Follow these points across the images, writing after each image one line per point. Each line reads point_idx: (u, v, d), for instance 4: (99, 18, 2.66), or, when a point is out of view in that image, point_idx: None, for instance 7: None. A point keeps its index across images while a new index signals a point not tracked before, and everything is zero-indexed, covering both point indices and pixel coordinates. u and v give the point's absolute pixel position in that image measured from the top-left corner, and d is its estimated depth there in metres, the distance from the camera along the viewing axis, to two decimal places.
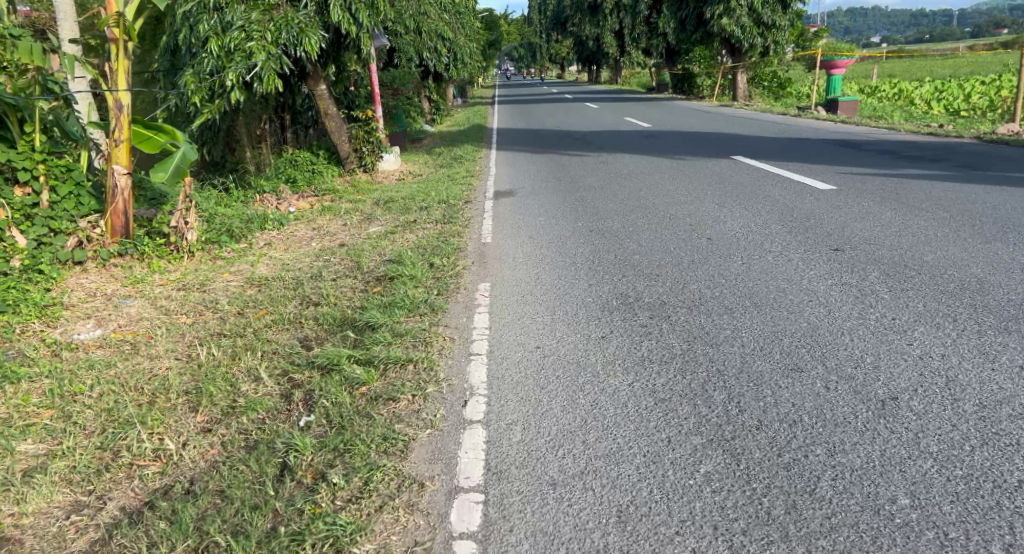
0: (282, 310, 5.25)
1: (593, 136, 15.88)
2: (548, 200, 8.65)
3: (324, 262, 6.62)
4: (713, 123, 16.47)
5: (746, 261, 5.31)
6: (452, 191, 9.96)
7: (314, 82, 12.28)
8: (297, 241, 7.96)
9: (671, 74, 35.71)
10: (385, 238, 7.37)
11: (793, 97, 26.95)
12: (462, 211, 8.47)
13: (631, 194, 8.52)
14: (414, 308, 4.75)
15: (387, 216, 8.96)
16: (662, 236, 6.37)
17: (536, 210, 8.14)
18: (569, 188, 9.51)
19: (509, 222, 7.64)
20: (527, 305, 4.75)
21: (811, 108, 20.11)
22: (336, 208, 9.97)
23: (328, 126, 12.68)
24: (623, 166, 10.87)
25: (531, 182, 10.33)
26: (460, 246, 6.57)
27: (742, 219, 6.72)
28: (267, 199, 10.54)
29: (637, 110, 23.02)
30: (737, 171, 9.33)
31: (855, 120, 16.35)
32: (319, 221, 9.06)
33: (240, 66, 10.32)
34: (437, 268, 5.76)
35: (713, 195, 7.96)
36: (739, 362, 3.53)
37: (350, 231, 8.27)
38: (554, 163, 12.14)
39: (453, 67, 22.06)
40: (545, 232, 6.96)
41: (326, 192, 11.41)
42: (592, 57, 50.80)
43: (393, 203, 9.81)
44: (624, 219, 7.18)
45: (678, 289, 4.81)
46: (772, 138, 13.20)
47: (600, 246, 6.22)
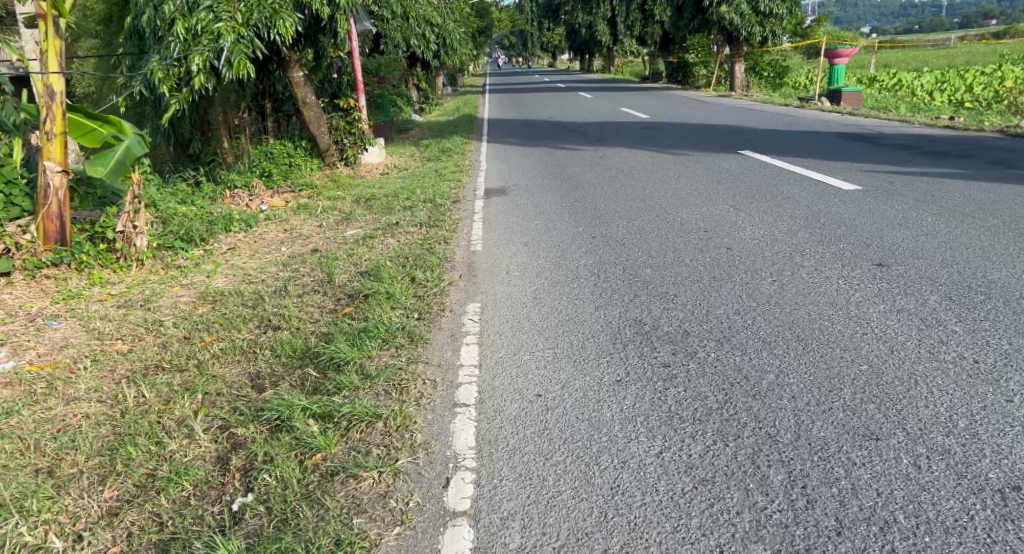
0: (234, 334, 4.50)
1: (589, 128, 15.10)
2: (544, 200, 7.91)
3: (291, 274, 5.85)
4: (713, 115, 15.70)
5: (777, 278, 4.58)
6: (438, 188, 9.18)
7: (291, 68, 11.44)
8: (265, 244, 7.18)
9: (665, 63, 34.94)
10: (363, 244, 6.60)
11: (792, 87, 26.26)
12: (449, 211, 7.71)
13: (635, 194, 7.79)
14: (388, 337, 4.00)
15: (368, 216, 8.18)
16: (675, 245, 5.63)
17: (532, 211, 7.40)
18: (565, 185, 8.76)
19: (502, 225, 6.87)
20: (522, 334, 4.01)
21: (813, 99, 19.37)
22: (312, 206, 9.20)
23: (307, 117, 11.86)
24: (623, 161, 10.13)
25: (525, 178, 9.58)
26: (446, 255, 5.82)
27: (763, 225, 5.99)
28: (237, 198, 9.77)
29: (633, 100, 22.24)
30: (749, 168, 8.58)
31: (862, 112, 15.62)
32: (292, 222, 8.28)
33: (208, 50, 9.50)
34: (418, 283, 5.01)
35: (726, 196, 7.22)
36: (792, 423, 2.79)
37: (324, 234, 7.50)
38: (549, 157, 11.37)
39: (442, 54, 21.20)
40: (541, 238, 6.21)
41: (303, 188, 10.63)
42: (585, 46, 49.85)
43: (375, 201, 9.03)
44: (629, 224, 6.44)
45: (701, 314, 4.08)
46: (780, 131, 12.45)
47: (604, 257, 5.47)
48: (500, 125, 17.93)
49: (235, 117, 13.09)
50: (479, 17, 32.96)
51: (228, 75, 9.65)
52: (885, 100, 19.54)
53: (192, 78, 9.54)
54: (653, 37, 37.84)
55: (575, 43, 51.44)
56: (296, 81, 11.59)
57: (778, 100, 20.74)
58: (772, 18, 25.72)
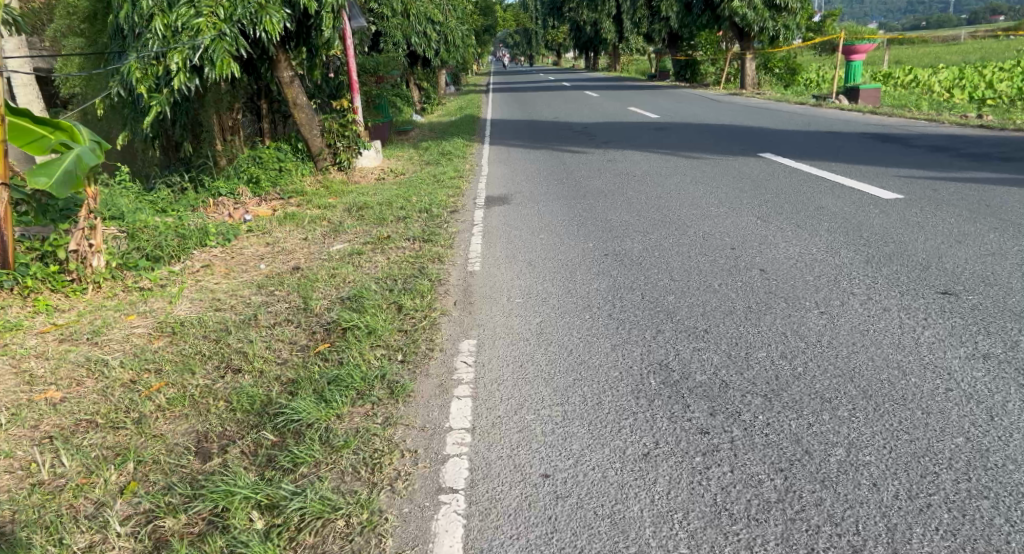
0: (187, 378, 3.84)
1: (597, 129, 14.43)
2: (551, 211, 7.23)
3: (263, 299, 5.20)
4: (727, 115, 15.00)
5: (824, 310, 3.90)
6: (435, 196, 8.51)
7: (281, 67, 10.80)
8: (243, 261, 6.55)
9: (673, 61, 34.26)
10: (348, 263, 5.95)
11: (805, 85, 25.52)
12: (446, 223, 7.06)
13: (651, 203, 7.11)
14: (363, 389, 3.34)
15: (357, 228, 7.53)
16: (700, 265, 4.95)
17: (537, 223, 6.75)
18: (573, 193, 8.09)
19: (503, 240, 6.21)
20: (525, 383, 3.34)
21: (830, 97, 18.64)
22: (300, 216, 8.58)
23: (298, 119, 11.20)
24: (634, 166, 9.45)
25: (529, 184, 8.92)
26: (439, 277, 5.16)
27: (797, 241, 5.31)
28: (221, 206, 9.16)
29: (640, 99, 21.56)
30: (773, 174, 7.89)
31: (883, 110, 14.89)
32: (276, 235, 7.63)
33: (188, 47, 8.88)
34: (404, 314, 4.35)
35: (751, 207, 6.54)
36: (881, 532, 2.13)
37: (309, 250, 6.85)
38: (554, 160, 10.70)
39: (444, 52, 20.58)
40: (548, 256, 5.55)
41: (292, 196, 10.00)
42: (590, 44, 49.15)
43: (367, 211, 8.38)
44: (646, 239, 5.77)
45: (739, 358, 3.40)
46: (800, 131, 11.73)
47: (620, 280, 4.80)
48: (503, 126, 17.26)
49: (225, 119, 12.48)
50: (482, 15, 32.28)
51: (210, 75, 9.01)
52: (903, 98, 18.83)
53: (171, 78, 8.91)
54: (660, 34, 37.11)
55: (580, 40, 50.68)
56: (287, 81, 10.94)
57: (792, 98, 20.04)
58: (784, 13, 24.94)
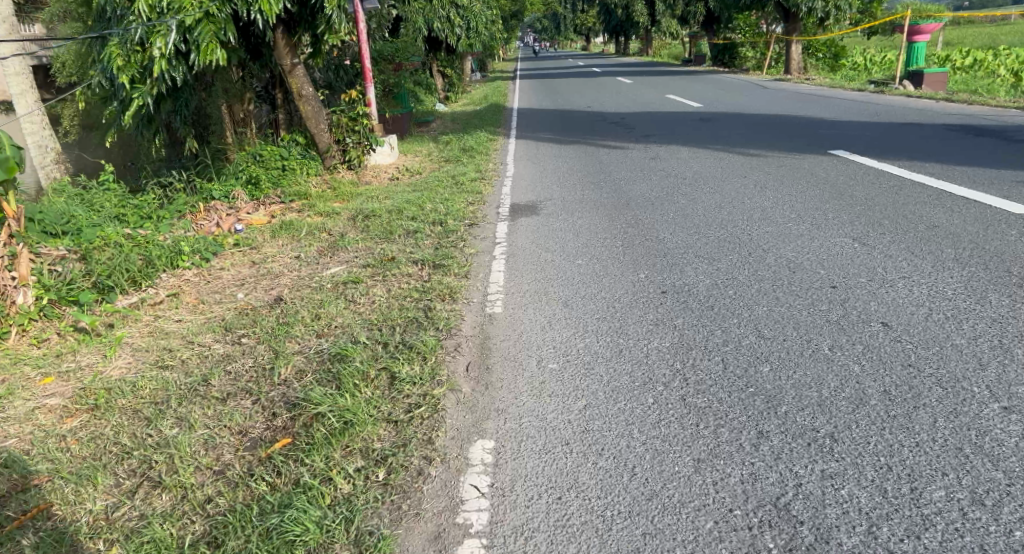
0: (84, 494, 2.71)
1: (634, 120, 13.17)
2: (590, 229, 6.05)
3: (223, 349, 4.05)
4: (779, 104, 13.61)
5: (1011, 405, 2.63)
6: (453, 205, 7.35)
7: (281, 53, 9.73)
8: (221, 287, 5.48)
9: (710, 46, 32.76)
10: (340, 298, 4.82)
11: (855, 70, 23.93)
12: (463, 242, 5.89)
13: (711, 221, 5.88)
14: (322, 547, 2.22)
15: (360, 244, 6.39)
16: (796, 315, 3.73)
17: (573, 245, 5.58)
18: (614, 204, 6.88)
19: (531, 268, 5.07)
20: (569, 539, 2.22)
21: (888, 82, 17.14)
22: (297, 225, 7.52)
23: (304, 112, 10.09)
24: (683, 169, 8.17)
25: (562, 189, 7.72)
26: (451, 328, 4.01)
27: (920, 277, 4.04)
28: (212, 212, 8.16)
29: (678, 86, 20.22)
30: (858, 181, 6.60)
31: (956, 98, 13.40)
32: (265, 251, 6.52)
33: (171, 30, 7.78)
34: (397, 390, 3.20)
35: (840, 226, 5.28)
36: None
37: (298, 273, 5.72)
38: (589, 158, 9.48)
39: (469, 37, 19.41)
40: (591, 295, 4.37)
41: (295, 199, 8.96)
42: (622, 28, 47.68)
43: (376, 221, 7.25)
44: (715, 273, 4.55)
45: (903, 499, 2.22)
46: (869, 124, 10.35)
47: (689, 338, 3.61)
48: (532, 116, 16.06)
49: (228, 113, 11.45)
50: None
51: (197, 61, 7.90)
52: (969, 84, 17.21)
53: (153, 65, 7.82)
54: (696, 17, 35.58)
55: (611, 23, 49.18)
56: (292, 70, 9.86)
57: (844, 84, 18.55)
58: None
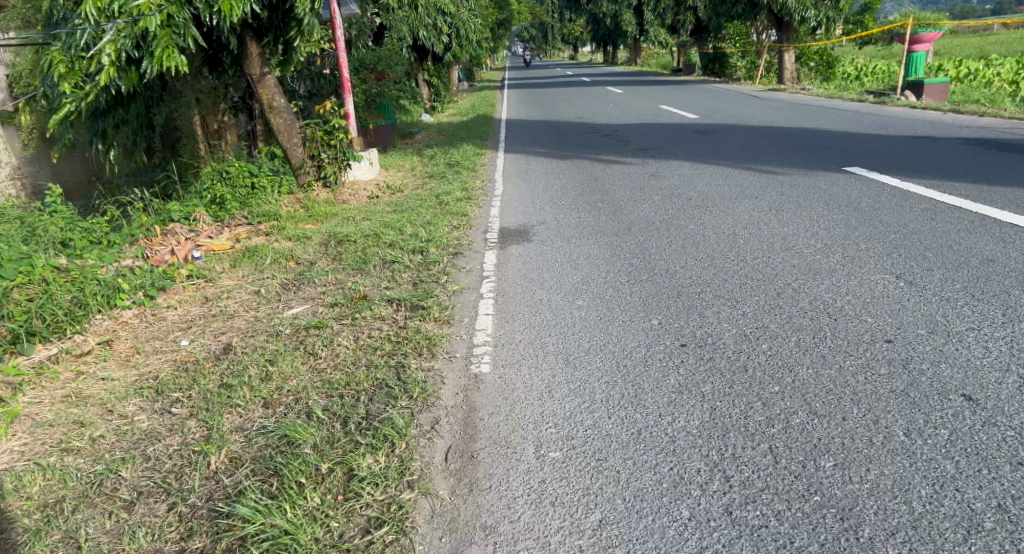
0: None
1: (628, 132, 12.53)
2: (590, 260, 5.36)
3: (145, 421, 3.29)
4: (780, 116, 13.02)
5: None
6: (435, 229, 6.64)
7: (252, 64, 9.09)
8: (163, 331, 4.73)
9: (700, 55, 32.41)
10: (299, 349, 4.08)
11: (849, 80, 23.49)
12: (444, 276, 5.17)
13: (727, 251, 5.19)
14: None
15: (329, 277, 5.67)
16: (851, 383, 3.02)
17: (573, 280, 4.87)
18: (615, 229, 6.18)
19: (525, 311, 4.37)
20: None
21: (887, 92, 16.63)
22: (262, 252, 6.78)
23: (275, 124, 9.38)
24: (687, 189, 7.51)
25: (556, 211, 7.01)
26: (427, 395, 3.27)
27: (993, 330, 3.36)
28: (169, 237, 7.42)
29: (670, 96, 19.66)
30: (885, 204, 5.94)
31: (964, 108, 12.83)
32: (222, 285, 5.78)
33: (122, 36, 7.02)
34: (353, 497, 2.47)
35: (877, 260, 4.60)
36: None
37: (255, 313, 4.99)
38: (583, 176, 8.81)
39: (456, 45, 18.78)
40: (596, 350, 3.66)
41: (262, 220, 8.27)
42: (611, 38, 47.42)
43: (349, 247, 6.53)
44: (744, 321, 3.84)
45: None
46: (880, 137, 9.73)
47: (723, 414, 2.90)
48: (521, 127, 15.40)
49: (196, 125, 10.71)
50: (498, 8, 30.56)
51: (151, 69, 7.13)
52: (970, 94, 16.73)
53: (99, 73, 7.07)
54: (686, 26, 35.30)
55: (600, 33, 48.98)
56: (262, 79, 9.25)
57: (842, 95, 18.05)
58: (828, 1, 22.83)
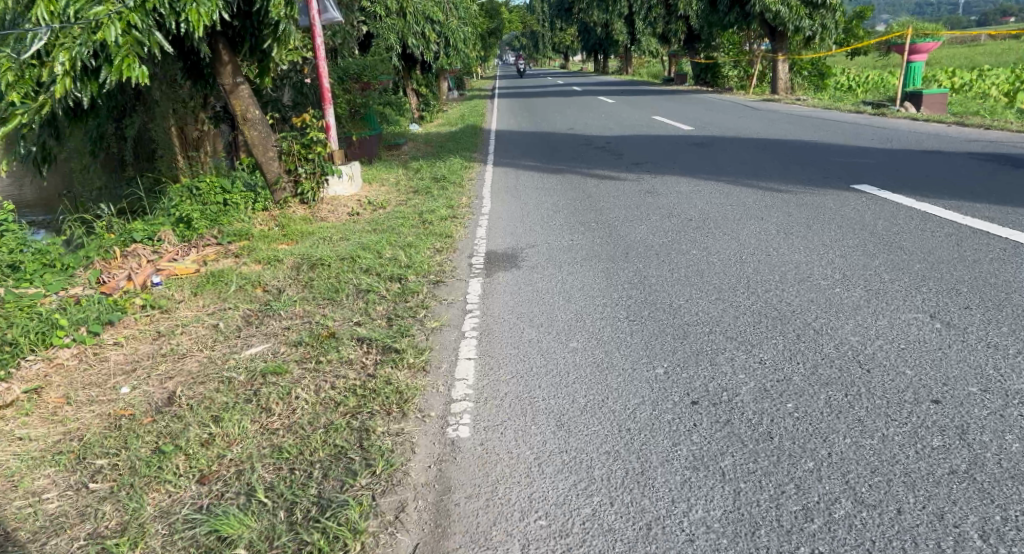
0: None
1: (622, 144, 12.08)
2: (585, 290, 4.85)
3: (55, 502, 2.78)
4: (779, 127, 12.60)
5: None
6: (416, 252, 6.13)
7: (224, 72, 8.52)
8: (104, 375, 4.20)
9: (692, 64, 32.14)
10: (251, 402, 3.55)
11: (844, 90, 23.19)
12: (423, 310, 4.66)
13: (735, 282, 4.70)
14: None
15: (297, 308, 5.16)
16: (901, 459, 2.52)
17: (565, 316, 4.35)
18: (610, 254, 5.68)
19: (511, 354, 3.85)
20: None
21: (885, 103, 16.26)
22: (227, 277, 6.25)
23: (249, 138, 8.84)
24: (687, 208, 7.04)
25: (547, 233, 6.50)
26: (394, 470, 2.75)
27: None
28: (129, 259, 6.89)
29: (663, 106, 19.27)
30: (904, 228, 5.47)
31: (968, 120, 12.45)
32: (180, 316, 5.26)
33: (77, 44, 6.47)
34: None
35: (906, 295, 4.11)
36: None
37: (209, 353, 4.47)
38: (576, 192, 8.33)
39: (445, 53, 18.34)
40: (594, 408, 3.14)
41: (234, 240, 7.77)
42: (602, 47, 47.22)
43: (322, 273, 6.00)
44: (763, 372, 3.33)
45: None
46: (887, 151, 9.29)
47: (749, 502, 2.40)
48: (511, 138, 14.92)
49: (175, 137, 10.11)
50: (489, 17, 30.23)
51: (110, 79, 6.61)
52: (969, 105, 16.42)
53: (53, 84, 6.54)
54: (678, 35, 35.05)
55: (591, 42, 48.81)
56: (235, 89, 8.70)
57: (838, 106, 17.70)
58: (823, 10, 22.52)
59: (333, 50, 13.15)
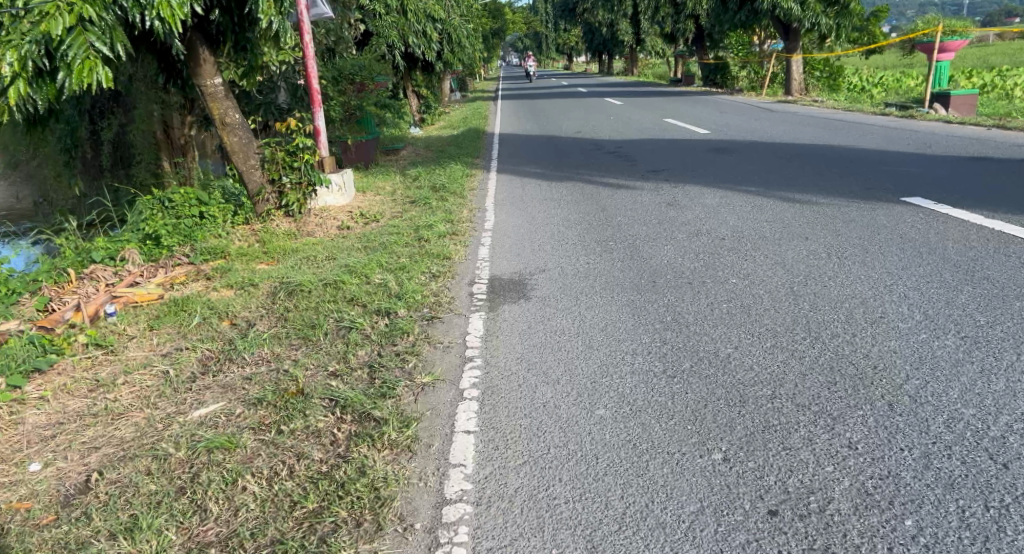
0: None
1: (634, 149, 11.26)
2: (608, 331, 4.02)
3: None
4: (801, 131, 11.77)
5: None
6: (408, 278, 5.30)
7: (201, 72, 7.71)
8: (14, 445, 3.40)
9: (700, 64, 31.30)
10: (182, 497, 2.74)
11: (859, 91, 22.30)
12: (412, 357, 3.84)
13: (792, 324, 3.88)
14: None
15: (266, 350, 4.36)
16: None
17: (588, 370, 3.52)
18: (635, 282, 4.84)
19: (519, 425, 3.03)
20: None
21: (909, 105, 15.39)
22: (192, 305, 5.45)
23: (228, 144, 8.03)
24: (716, 225, 6.22)
25: (559, 255, 5.67)
26: None
27: None
28: (85, 284, 6.10)
29: (674, 108, 18.43)
30: (982, 253, 4.64)
31: (1007, 123, 11.59)
32: (128, 358, 4.46)
33: (27, 39, 5.52)
34: None
35: (1016, 345, 3.29)
36: None
37: (151, 412, 3.66)
38: (589, 204, 7.52)
39: (447, 53, 17.55)
40: (635, 521, 2.34)
41: (208, 258, 6.98)
42: (606, 47, 46.44)
43: (300, 303, 5.19)
44: (858, 465, 2.51)
45: None
46: (929, 157, 8.44)
47: None
48: (514, 143, 14.11)
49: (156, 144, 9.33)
50: (490, 17, 29.36)
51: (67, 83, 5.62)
52: (998, 107, 15.53)
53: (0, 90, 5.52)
54: (684, 35, 34.15)
55: (595, 42, 48.02)
56: (214, 91, 7.86)
57: (858, 108, 16.85)
58: (839, 6, 21.55)
59: (327, 50, 12.36)
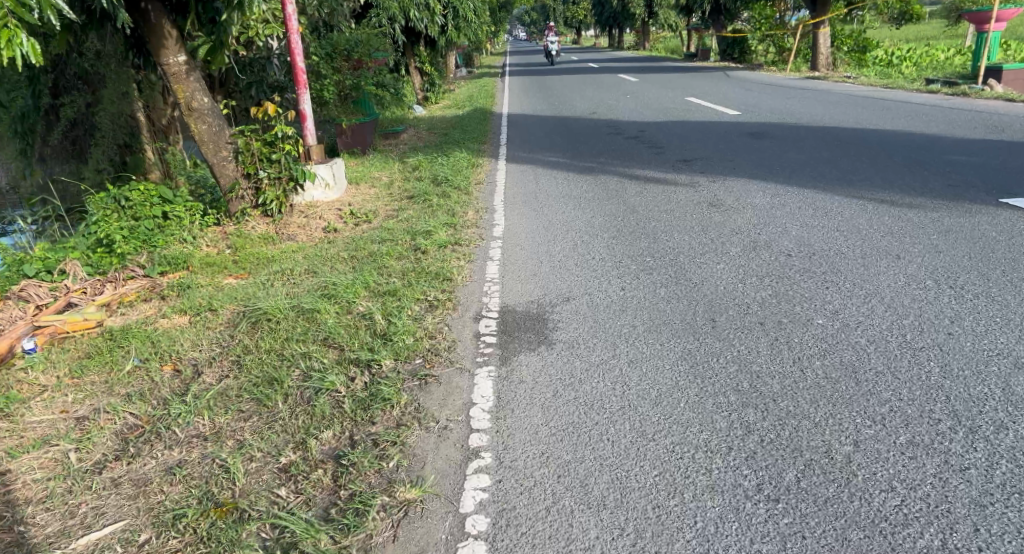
0: None
1: (660, 133, 10.03)
2: (667, 408, 2.91)
3: None
4: (845, 112, 10.52)
5: None
6: (398, 310, 4.19)
7: (162, 49, 6.56)
8: None
9: (717, 38, 29.81)
10: None
11: (890, 65, 20.86)
12: (395, 450, 2.75)
13: (927, 401, 2.76)
14: None
15: (204, 421, 3.25)
16: None
17: (645, 482, 2.46)
18: (688, 322, 3.72)
19: None
20: None
21: (955, 80, 14.05)
22: (130, 339, 4.32)
23: (197, 133, 6.90)
24: (777, 235, 5.08)
25: (587, 277, 4.54)
26: None
27: None
28: (9, 307, 5.01)
29: (696, 85, 17.08)
30: None
31: None
32: (26, 429, 3.38)
33: None
34: None
35: None
36: None
37: (23, 535, 2.60)
38: (617, 204, 6.34)
39: (451, 28, 16.28)
40: None
41: (167, 270, 5.89)
42: (617, 20, 44.84)
43: (263, 341, 4.06)
44: None
45: None
46: (1011, 145, 7.22)
47: None
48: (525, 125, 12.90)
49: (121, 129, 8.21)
50: None
51: None
52: None
53: None
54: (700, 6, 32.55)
55: (606, 15, 46.40)
56: (179, 71, 6.69)
57: (898, 83, 15.48)
58: None
59: (318, 23, 11.12)
